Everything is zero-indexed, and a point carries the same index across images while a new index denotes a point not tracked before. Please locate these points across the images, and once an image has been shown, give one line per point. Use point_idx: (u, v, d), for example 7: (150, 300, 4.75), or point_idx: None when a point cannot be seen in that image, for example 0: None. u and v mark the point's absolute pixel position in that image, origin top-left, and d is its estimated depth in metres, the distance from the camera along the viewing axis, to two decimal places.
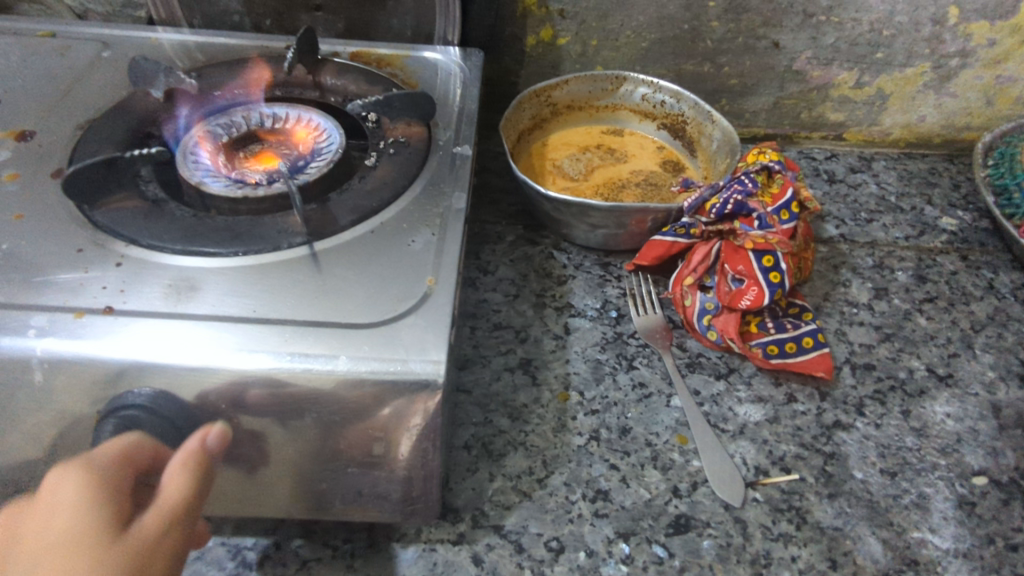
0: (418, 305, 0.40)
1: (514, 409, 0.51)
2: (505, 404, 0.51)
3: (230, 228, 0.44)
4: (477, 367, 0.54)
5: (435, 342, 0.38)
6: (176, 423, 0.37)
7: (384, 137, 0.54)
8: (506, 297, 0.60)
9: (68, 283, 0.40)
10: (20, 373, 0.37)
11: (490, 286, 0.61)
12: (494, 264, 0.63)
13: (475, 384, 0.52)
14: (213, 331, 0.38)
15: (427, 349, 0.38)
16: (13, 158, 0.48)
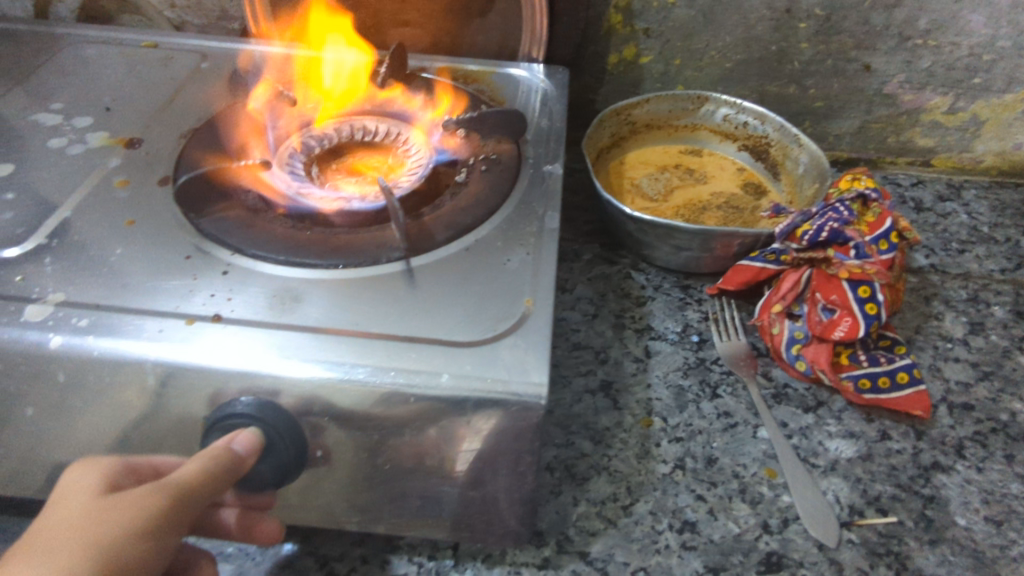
0: (517, 326, 0.40)
1: (597, 432, 0.50)
2: (588, 427, 0.50)
3: (331, 239, 0.45)
4: (558, 388, 0.53)
5: (536, 362, 0.38)
6: (280, 434, 0.37)
7: (473, 154, 0.54)
8: (585, 316, 0.59)
9: (176, 291, 0.41)
10: (135, 381, 0.38)
11: (569, 305, 0.60)
12: (572, 282, 0.62)
13: (556, 404, 0.52)
14: (320, 344, 0.38)
15: (527, 371, 0.37)
16: (123, 165, 0.49)
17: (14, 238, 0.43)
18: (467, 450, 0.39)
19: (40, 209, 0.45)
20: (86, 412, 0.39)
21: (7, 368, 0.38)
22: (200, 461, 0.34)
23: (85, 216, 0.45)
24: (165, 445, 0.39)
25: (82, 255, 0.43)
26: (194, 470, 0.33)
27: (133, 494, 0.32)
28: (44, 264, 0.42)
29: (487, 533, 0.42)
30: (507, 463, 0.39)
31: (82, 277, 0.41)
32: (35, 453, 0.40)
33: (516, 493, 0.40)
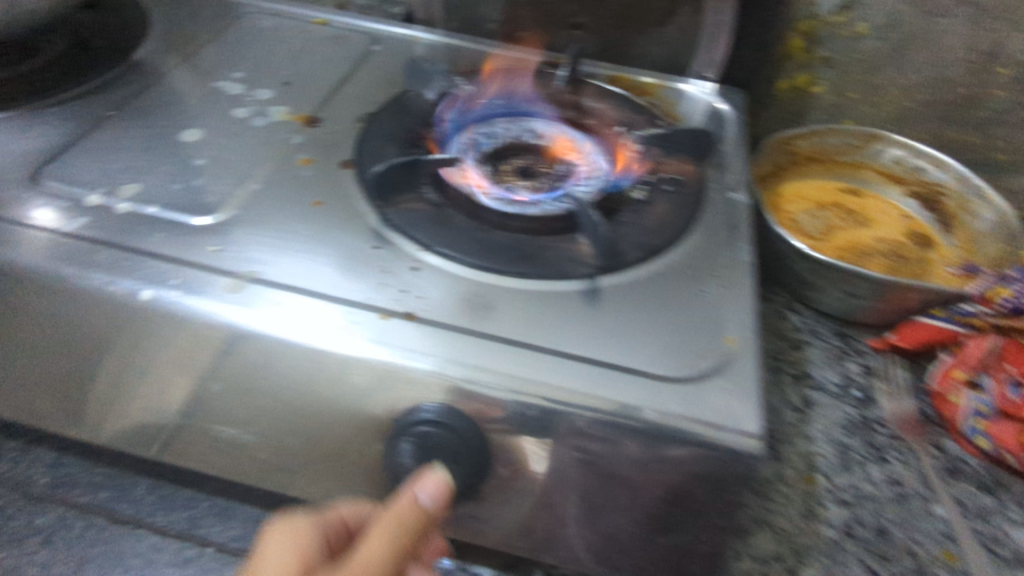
0: (722, 367, 0.37)
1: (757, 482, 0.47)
2: None
3: (516, 245, 0.43)
4: None
5: (748, 409, 0.35)
6: (466, 441, 0.36)
7: (651, 171, 0.50)
8: None
9: (368, 281, 0.39)
10: (325, 372, 0.36)
11: None
12: None
13: None
14: (514, 359, 0.36)
15: (737, 416, 0.34)
16: (307, 142, 0.49)
17: (208, 206, 0.43)
18: (619, 492, 0.36)
19: (229, 179, 0.45)
20: (274, 396, 0.38)
21: (199, 342, 0.37)
22: (391, 523, 0.33)
23: (272, 190, 0.45)
24: (342, 438, 0.38)
25: (273, 232, 0.42)
26: (384, 532, 0.33)
27: (342, 560, 0.32)
28: (236, 236, 0.41)
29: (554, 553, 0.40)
30: (577, 496, 0.37)
31: (275, 255, 0.40)
32: (217, 428, 0.40)
33: (587, 526, 0.38)
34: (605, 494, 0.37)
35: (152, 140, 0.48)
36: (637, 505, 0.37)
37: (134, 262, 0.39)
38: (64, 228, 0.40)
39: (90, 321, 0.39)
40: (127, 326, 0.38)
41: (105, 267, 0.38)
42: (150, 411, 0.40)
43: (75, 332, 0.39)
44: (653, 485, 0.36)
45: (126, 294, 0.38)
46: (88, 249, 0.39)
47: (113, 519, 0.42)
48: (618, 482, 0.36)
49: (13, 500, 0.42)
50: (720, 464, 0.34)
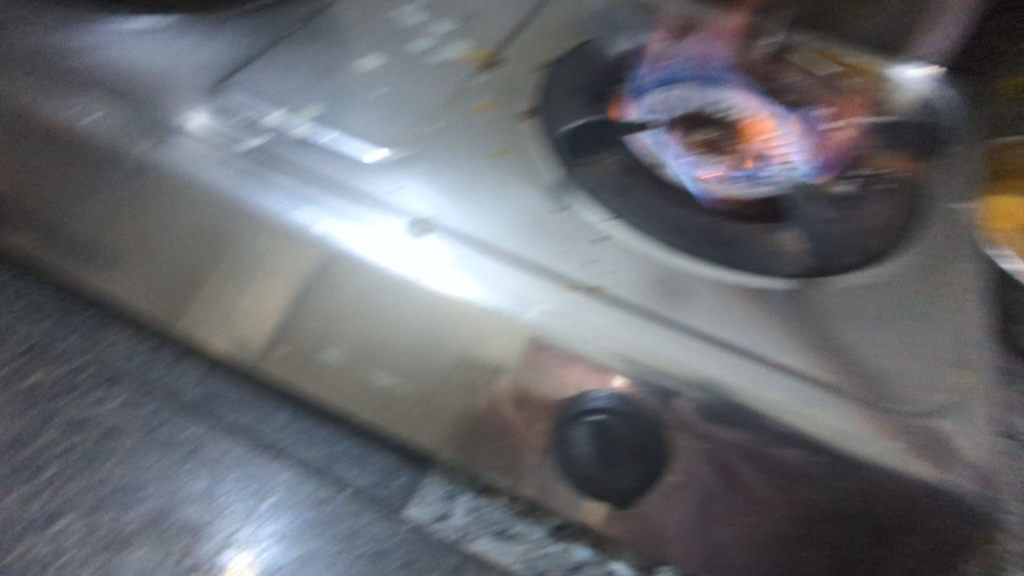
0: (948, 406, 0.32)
1: None
2: None
3: (712, 228, 0.38)
4: None
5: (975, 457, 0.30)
6: (643, 437, 0.32)
7: (862, 164, 0.45)
8: None
9: (549, 248, 0.37)
10: (500, 338, 0.34)
11: None
12: None
13: None
14: (709, 357, 0.33)
15: (964, 458, 0.30)
16: (489, 88, 0.46)
17: (384, 144, 0.41)
18: (816, 528, 0.31)
19: (407, 116, 0.43)
20: (437, 354, 0.35)
21: (367, 284, 0.35)
22: None
23: (450, 135, 0.42)
24: (500, 416, 0.35)
25: (449, 181, 0.40)
26: None
27: None
28: (413, 178, 0.39)
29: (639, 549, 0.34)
30: (695, 500, 0.32)
31: (452, 205, 0.38)
32: (366, 375, 0.37)
33: (691, 533, 0.33)
34: (728, 503, 0.32)
35: (329, 66, 0.46)
36: (767, 520, 0.32)
37: (311, 192, 0.38)
38: (237, 147, 0.40)
39: (259, 243, 0.37)
40: (288, 256, 0.37)
41: (278, 193, 0.37)
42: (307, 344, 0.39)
43: (231, 252, 0.38)
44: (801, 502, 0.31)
45: (296, 224, 0.36)
46: (261, 173, 0.38)
47: (253, 443, 0.41)
48: (748, 491, 0.32)
49: (163, 406, 0.42)
50: (900, 501, 0.30)
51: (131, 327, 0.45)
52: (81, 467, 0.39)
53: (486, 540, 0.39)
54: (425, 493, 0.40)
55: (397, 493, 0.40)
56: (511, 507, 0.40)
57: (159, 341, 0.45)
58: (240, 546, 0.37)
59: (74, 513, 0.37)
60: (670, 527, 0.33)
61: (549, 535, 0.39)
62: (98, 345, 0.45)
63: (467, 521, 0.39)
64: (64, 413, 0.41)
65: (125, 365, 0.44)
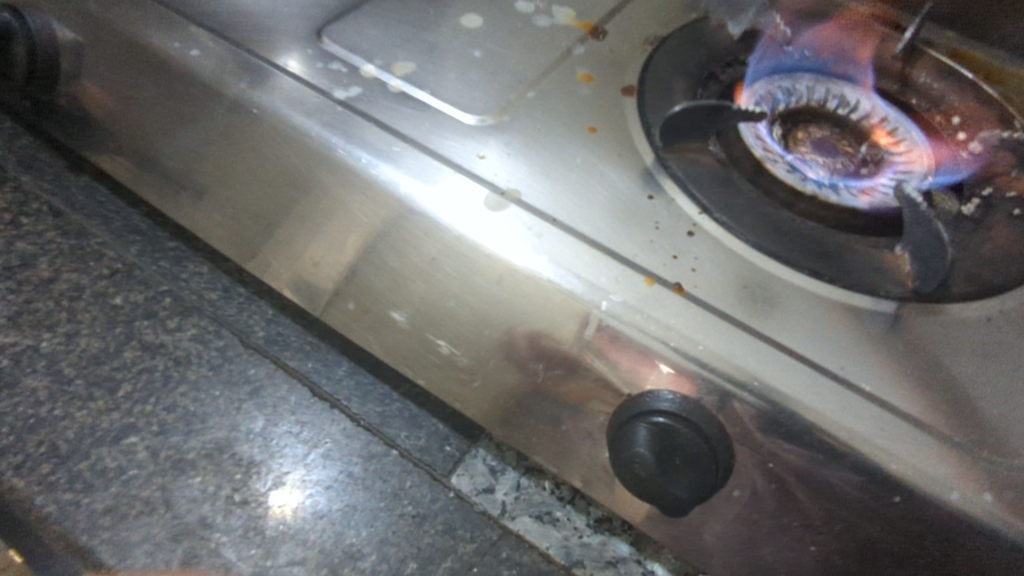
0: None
1: None
2: None
3: (814, 236, 0.36)
4: None
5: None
6: (714, 446, 0.30)
7: (994, 185, 0.40)
8: None
9: (636, 236, 0.34)
10: (575, 324, 0.32)
11: None
12: None
13: None
14: (794, 376, 0.30)
15: None
16: (590, 56, 0.43)
17: (480, 106, 0.39)
18: (858, 552, 0.31)
19: (506, 79, 0.41)
20: (509, 333, 0.35)
21: (454, 252, 0.35)
22: None
23: (547, 104, 0.40)
24: (568, 398, 0.35)
25: (544, 152, 0.38)
26: None
27: None
28: (504, 145, 0.38)
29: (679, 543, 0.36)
30: (742, 508, 0.33)
31: (542, 179, 0.36)
32: (432, 340, 0.38)
33: (728, 538, 0.34)
34: (774, 521, 0.32)
35: (429, 17, 0.45)
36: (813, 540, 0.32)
37: (398, 150, 0.36)
38: (335, 94, 0.39)
39: (343, 198, 0.37)
40: (378, 212, 0.36)
41: (372, 146, 0.36)
42: (377, 302, 0.39)
43: (323, 203, 0.38)
44: (852, 531, 0.31)
45: (385, 181, 0.36)
46: (359, 124, 0.37)
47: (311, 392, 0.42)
48: (794, 513, 0.32)
49: (229, 343, 0.44)
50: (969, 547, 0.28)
51: (209, 263, 0.47)
52: (153, 390, 0.41)
53: (526, 520, 0.39)
54: (471, 464, 0.41)
55: (443, 461, 0.40)
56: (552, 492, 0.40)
57: (236, 281, 0.47)
58: (289, 488, 0.38)
59: (141, 434, 0.39)
60: (708, 525, 0.35)
61: (588, 523, 0.39)
62: (175, 277, 0.46)
63: (509, 499, 0.39)
64: (141, 337, 0.43)
65: (203, 298, 0.45)
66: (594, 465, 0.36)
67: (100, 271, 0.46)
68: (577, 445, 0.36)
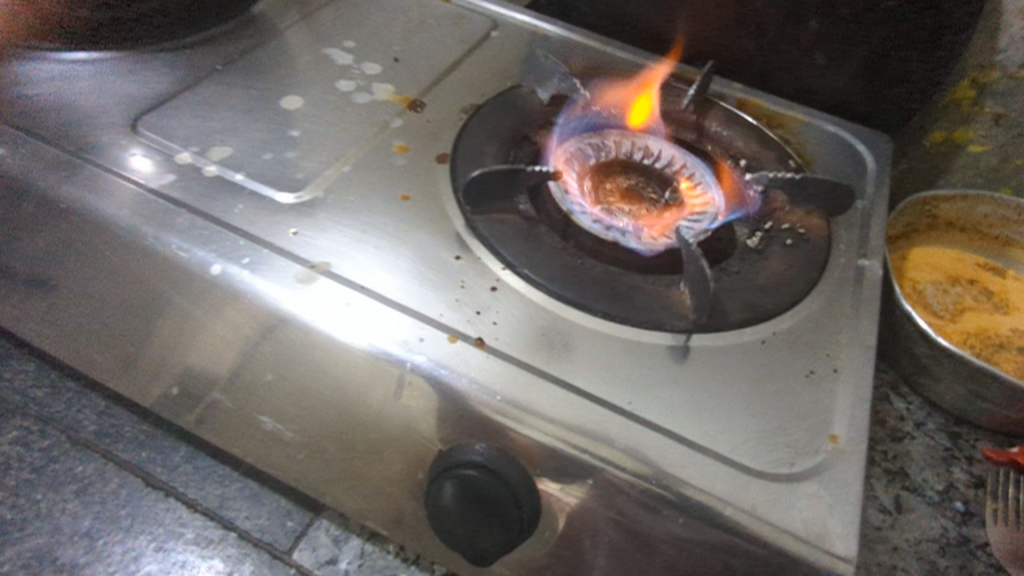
0: (830, 468, 0.31)
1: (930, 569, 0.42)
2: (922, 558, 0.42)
3: (607, 279, 0.38)
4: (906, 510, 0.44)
5: (848, 521, 0.30)
6: (516, 492, 0.31)
7: (775, 219, 0.44)
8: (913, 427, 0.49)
9: (442, 295, 0.36)
10: (385, 387, 0.34)
11: (894, 413, 0.49)
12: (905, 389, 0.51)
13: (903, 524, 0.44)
14: (585, 412, 0.32)
15: (830, 533, 0.29)
16: (407, 128, 0.46)
17: (294, 183, 0.41)
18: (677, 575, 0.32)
19: (322, 156, 0.43)
20: (325, 399, 0.35)
21: (264, 327, 0.36)
22: None
23: (362, 176, 0.42)
24: (388, 457, 0.35)
25: (355, 222, 0.39)
26: None
27: None
28: (315, 218, 0.39)
29: None
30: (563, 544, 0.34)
31: (351, 247, 0.38)
32: (258, 418, 0.38)
33: None
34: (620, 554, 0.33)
35: (252, 102, 0.46)
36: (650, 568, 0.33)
37: (211, 231, 0.37)
38: (149, 184, 0.40)
39: (156, 284, 0.38)
40: (191, 294, 0.37)
41: (181, 231, 0.37)
42: (200, 386, 0.39)
43: (137, 289, 0.38)
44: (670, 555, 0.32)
45: (195, 262, 0.36)
46: (170, 210, 0.38)
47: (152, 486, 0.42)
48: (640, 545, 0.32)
49: (63, 443, 0.43)
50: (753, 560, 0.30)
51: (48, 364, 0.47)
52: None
53: None
54: (314, 536, 0.40)
55: (285, 537, 0.40)
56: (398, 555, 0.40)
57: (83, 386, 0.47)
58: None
59: None
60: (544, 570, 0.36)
61: None
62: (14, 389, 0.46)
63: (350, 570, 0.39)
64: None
65: (43, 402, 0.45)
66: (421, 525, 0.36)
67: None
68: (405, 507, 0.36)
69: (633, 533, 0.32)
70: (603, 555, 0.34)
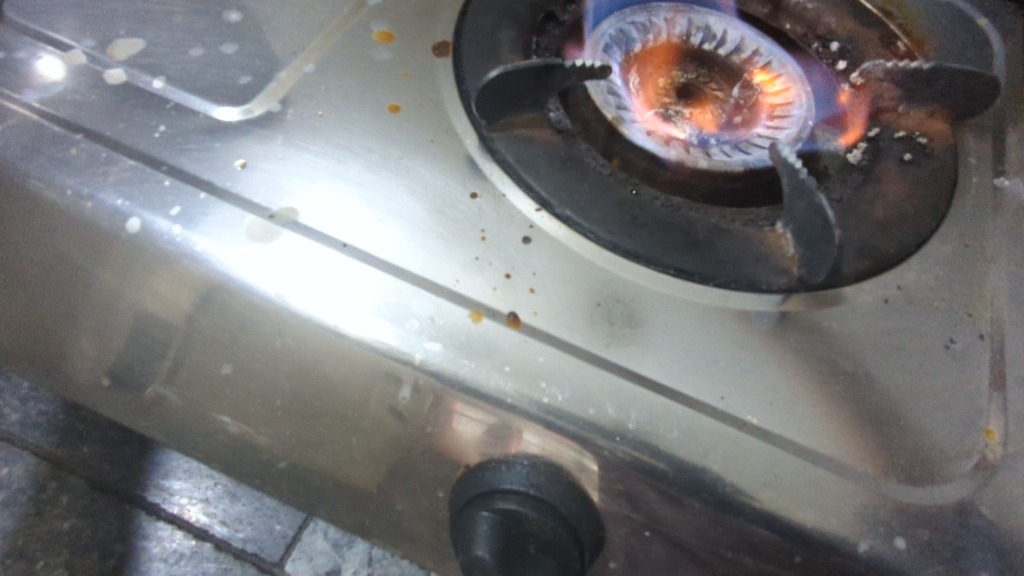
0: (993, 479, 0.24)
1: None
2: None
3: (677, 221, 0.28)
4: None
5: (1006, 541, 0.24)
6: (576, 519, 0.24)
7: (885, 125, 0.33)
8: None
9: (455, 251, 0.26)
10: (387, 385, 0.25)
11: None
12: None
13: None
14: (667, 414, 0.24)
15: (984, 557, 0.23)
16: (391, 6, 0.34)
17: (234, 90, 0.29)
18: None
19: (272, 50, 0.31)
20: (306, 396, 0.27)
21: (212, 305, 0.26)
22: None
23: (332, 77, 0.31)
24: (396, 465, 0.27)
25: (326, 147, 0.28)
26: None
27: None
28: (268, 142, 0.28)
29: None
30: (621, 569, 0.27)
31: (323, 184, 0.27)
32: (217, 415, 0.29)
33: None
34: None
35: None
36: None
37: (123, 169, 0.27)
38: (28, 99, 0.28)
39: (59, 251, 0.28)
40: (107, 260, 0.27)
41: (80, 170, 0.27)
42: (136, 375, 0.30)
43: (35, 252, 0.29)
44: None
45: (111, 217, 0.26)
46: (63, 138, 0.27)
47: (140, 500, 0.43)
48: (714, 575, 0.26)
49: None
50: None
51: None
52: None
53: None
54: (310, 545, 0.44)
55: (275, 546, 0.43)
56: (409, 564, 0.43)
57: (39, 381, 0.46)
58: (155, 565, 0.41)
59: None
60: None
61: None
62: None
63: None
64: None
65: None
66: (441, 543, 0.29)
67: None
68: (416, 525, 0.29)
69: (719, 565, 0.25)
70: None
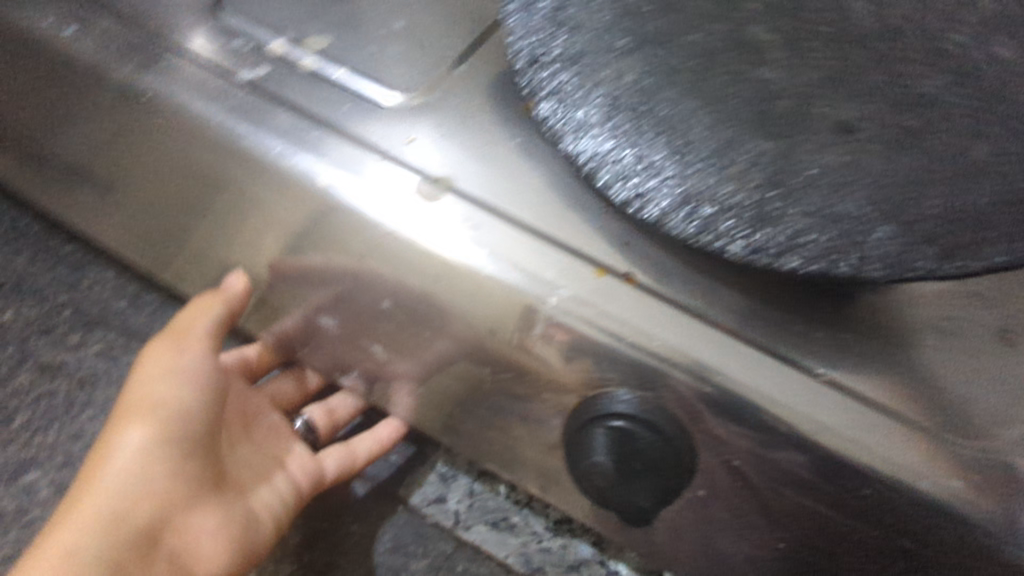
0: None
1: None
2: None
3: None
4: None
5: None
6: (675, 445, 0.29)
7: None
8: None
9: (579, 221, 0.32)
10: (520, 323, 0.30)
11: None
12: None
13: None
14: (754, 362, 0.29)
15: None
16: None
17: (401, 79, 0.36)
18: (840, 547, 0.29)
19: (431, 52, 0.37)
20: (444, 330, 0.31)
21: (375, 250, 0.31)
22: None
23: (479, 76, 0.37)
24: (518, 396, 0.32)
25: (475, 133, 0.35)
26: None
27: None
28: (428, 125, 0.35)
29: (659, 537, 0.35)
30: (710, 506, 0.31)
31: (475, 161, 0.33)
32: (364, 344, 0.35)
33: (715, 540, 0.33)
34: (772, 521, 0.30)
35: None
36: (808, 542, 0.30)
37: (313, 136, 0.33)
38: (240, 76, 0.35)
39: (246, 194, 0.33)
40: (291, 202, 0.32)
41: (283, 134, 0.33)
42: (297, 307, 0.36)
43: (227, 197, 0.34)
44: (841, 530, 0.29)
45: (303, 172, 0.32)
46: (270, 109, 0.34)
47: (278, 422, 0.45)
48: (794, 518, 0.29)
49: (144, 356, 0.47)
50: (939, 535, 0.27)
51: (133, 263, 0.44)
52: (59, 413, 0.46)
53: (481, 527, 0.44)
54: (422, 475, 0.46)
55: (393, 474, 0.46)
56: (507, 497, 0.44)
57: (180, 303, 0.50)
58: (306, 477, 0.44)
59: (43, 469, 0.44)
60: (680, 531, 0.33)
61: (545, 526, 0.43)
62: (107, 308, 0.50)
63: (461, 510, 0.44)
64: (33, 367, 0.47)
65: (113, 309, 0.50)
66: (549, 469, 0.34)
67: (14, 317, 0.49)
68: (528, 450, 0.34)
69: (794, 507, 0.29)
70: (759, 526, 0.31)
